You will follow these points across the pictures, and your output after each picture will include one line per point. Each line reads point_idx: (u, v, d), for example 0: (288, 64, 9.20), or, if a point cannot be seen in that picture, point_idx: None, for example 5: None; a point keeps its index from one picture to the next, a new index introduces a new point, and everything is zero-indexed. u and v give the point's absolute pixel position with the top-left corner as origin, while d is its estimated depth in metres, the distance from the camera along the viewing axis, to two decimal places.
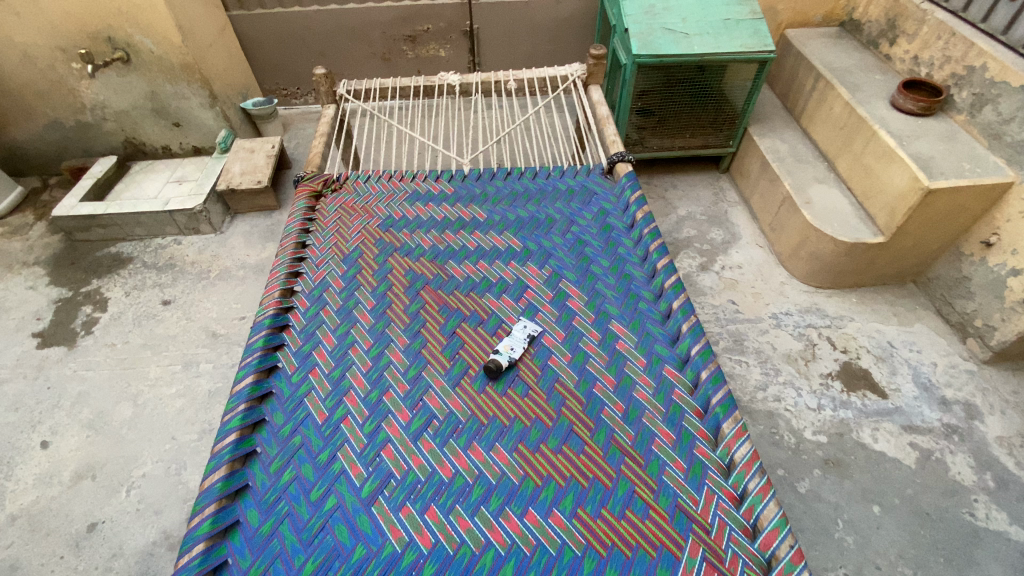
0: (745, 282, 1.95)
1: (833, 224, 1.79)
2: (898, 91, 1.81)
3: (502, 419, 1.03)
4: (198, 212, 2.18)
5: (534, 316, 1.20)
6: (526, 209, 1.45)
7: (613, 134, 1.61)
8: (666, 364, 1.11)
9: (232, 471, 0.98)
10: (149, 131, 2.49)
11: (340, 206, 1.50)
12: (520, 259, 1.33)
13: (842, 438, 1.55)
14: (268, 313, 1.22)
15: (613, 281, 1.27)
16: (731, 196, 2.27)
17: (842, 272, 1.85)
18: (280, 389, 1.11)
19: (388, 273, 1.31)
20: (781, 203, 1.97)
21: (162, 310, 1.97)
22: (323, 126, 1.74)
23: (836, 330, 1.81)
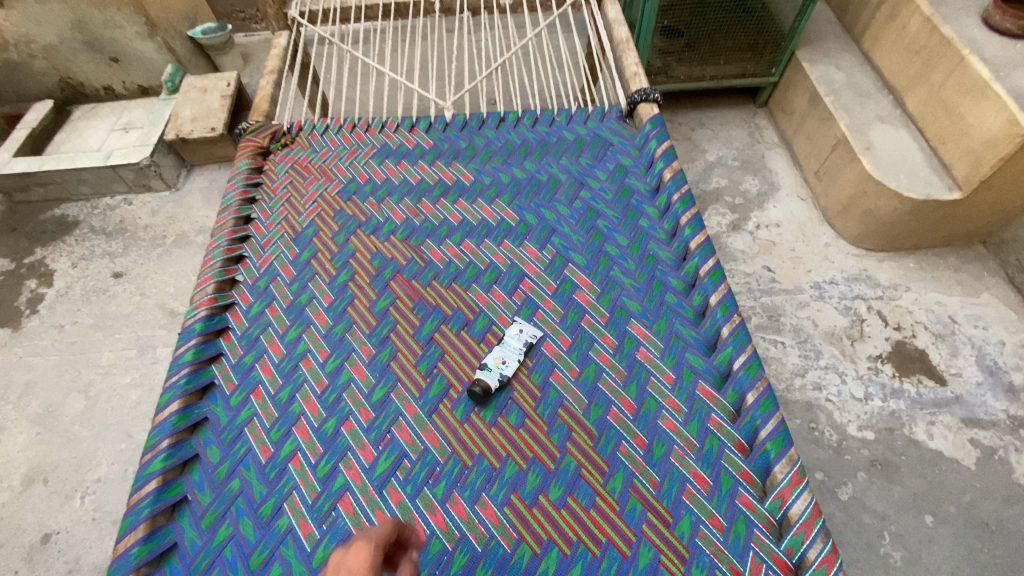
0: (783, 245, 1.66)
1: (899, 176, 1.48)
2: (995, 4, 1.42)
3: (492, 461, 0.81)
4: (146, 167, 1.88)
5: (532, 316, 0.95)
6: (522, 168, 1.14)
7: (634, 65, 1.27)
8: (700, 381, 0.87)
9: (153, 530, 0.78)
10: (84, 69, 2.18)
11: (292, 167, 1.21)
12: (516, 236, 1.05)
13: (892, 435, 1.33)
14: (200, 315, 0.97)
15: (633, 267, 0.99)
16: (769, 136, 1.92)
17: (901, 233, 1.56)
18: (215, 415, 0.89)
19: (350, 257, 1.04)
20: (833, 148, 1.64)
21: (113, 285, 1.74)
22: (273, 59, 1.39)
23: (889, 303, 1.55)
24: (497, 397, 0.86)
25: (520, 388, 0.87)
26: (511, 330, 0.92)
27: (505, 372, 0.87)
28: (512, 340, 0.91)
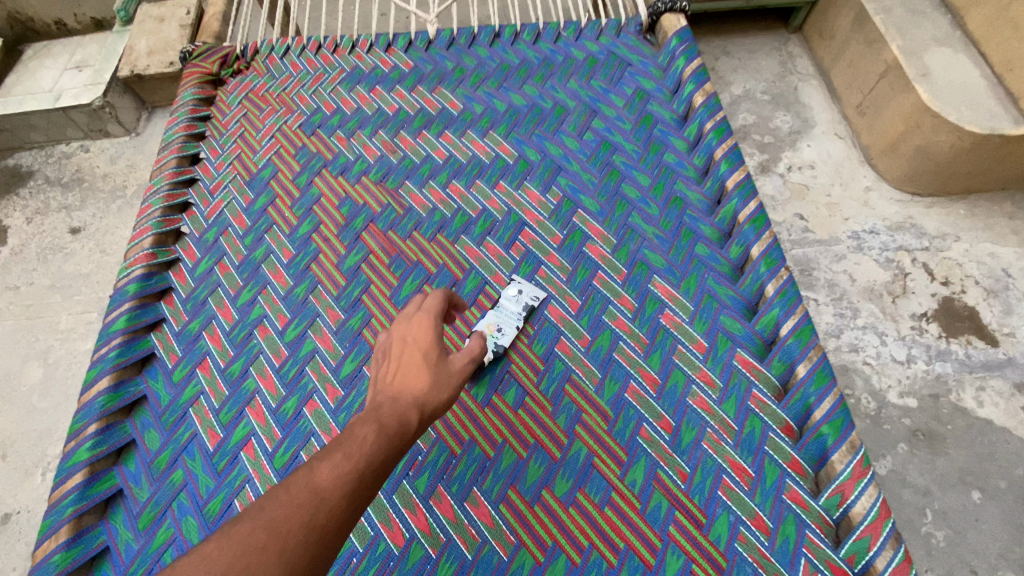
0: (818, 189, 1.47)
1: (961, 108, 1.27)
2: None
3: (485, 449, 0.67)
4: (99, 108, 1.68)
5: (534, 275, 0.79)
6: (521, 94, 0.95)
7: None
8: (738, 349, 0.71)
9: (79, 532, 0.65)
10: None
11: (246, 98, 1.01)
12: (513, 176, 0.87)
13: (937, 402, 1.19)
14: (135, 274, 0.81)
15: (657, 212, 0.82)
16: (804, 65, 1.69)
17: (954, 174, 1.36)
18: (155, 393, 0.75)
19: (314, 203, 0.86)
20: (882, 76, 1.42)
21: (70, 242, 1.58)
22: None
23: (936, 254, 1.37)
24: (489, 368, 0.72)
25: (517, 359, 0.73)
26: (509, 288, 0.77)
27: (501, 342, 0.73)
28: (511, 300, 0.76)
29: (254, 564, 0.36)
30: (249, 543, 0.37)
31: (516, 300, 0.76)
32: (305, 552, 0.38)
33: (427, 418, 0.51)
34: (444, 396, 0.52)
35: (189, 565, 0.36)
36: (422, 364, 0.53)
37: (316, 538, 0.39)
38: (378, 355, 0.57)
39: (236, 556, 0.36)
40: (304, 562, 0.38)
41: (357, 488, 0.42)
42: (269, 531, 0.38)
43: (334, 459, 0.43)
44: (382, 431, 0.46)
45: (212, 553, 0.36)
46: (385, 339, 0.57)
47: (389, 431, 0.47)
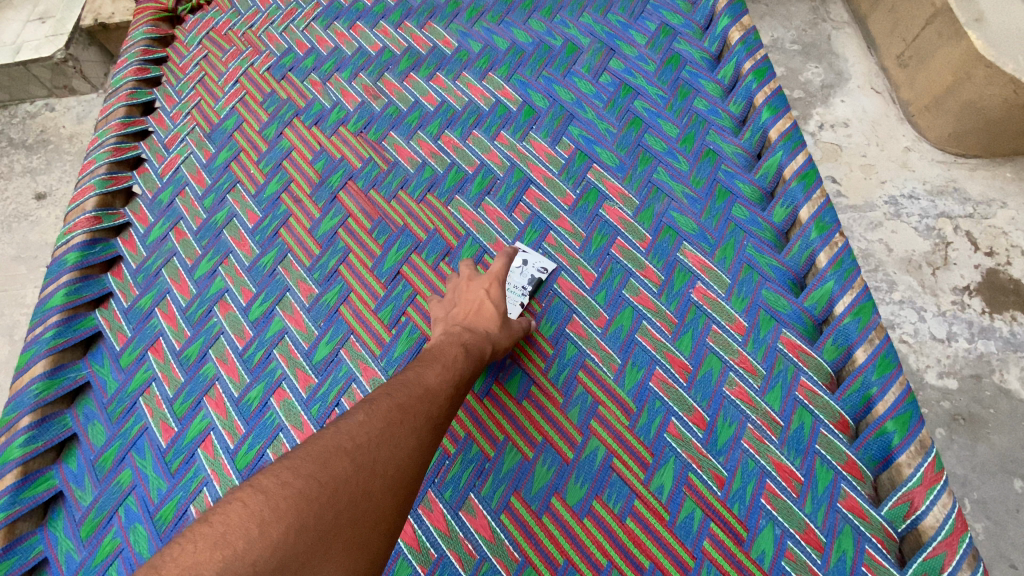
0: (852, 149, 1.34)
1: (1018, 57, 1.13)
2: None
3: (484, 448, 0.57)
4: (61, 62, 1.53)
5: (541, 242, 0.67)
6: (526, 30, 0.81)
7: None
8: (784, 330, 0.60)
9: (12, 541, 0.55)
10: None
11: (207, 37, 0.88)
12: (516, 125, 0.74)
13: (978, 384, 1.09)
14: (76, 240, 0.69)
15: (686, 167, 0.70)
16: (838, 12, 1.52)
17: (1004, 134, 1.22)
18: (100, 379, 0.64)
19: (284, 158, 0.74)
20: (929, 22, 1.27)
21: (36, 209, 1.46)
22: None
23: (981, 221, 1.24)
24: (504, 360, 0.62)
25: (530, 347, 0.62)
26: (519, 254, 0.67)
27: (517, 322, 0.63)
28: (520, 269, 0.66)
29: (397, 435, 0.42)
30: (391, 421, 0.42)
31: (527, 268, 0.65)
32: (428, 434, 0.44)
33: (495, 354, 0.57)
34: (510, 337, 0.58)
35: (344, 430, 0.40)
36: (495, 304, 0.58)
37: (433, 427, 0.45)
38: (447, 297, 0.61)
39: (385, 427, 0.41)
40: (428, 443, 0.44)
41: (454, 395, 0.50)
42: (403, 413, 0.43)
43: (435, 371, 0.50)
44: (467, 354, 0.53)
45: (363, 423, 0.41)
46: (452, 289, 0.62)
47: (473, 355, 0.54)
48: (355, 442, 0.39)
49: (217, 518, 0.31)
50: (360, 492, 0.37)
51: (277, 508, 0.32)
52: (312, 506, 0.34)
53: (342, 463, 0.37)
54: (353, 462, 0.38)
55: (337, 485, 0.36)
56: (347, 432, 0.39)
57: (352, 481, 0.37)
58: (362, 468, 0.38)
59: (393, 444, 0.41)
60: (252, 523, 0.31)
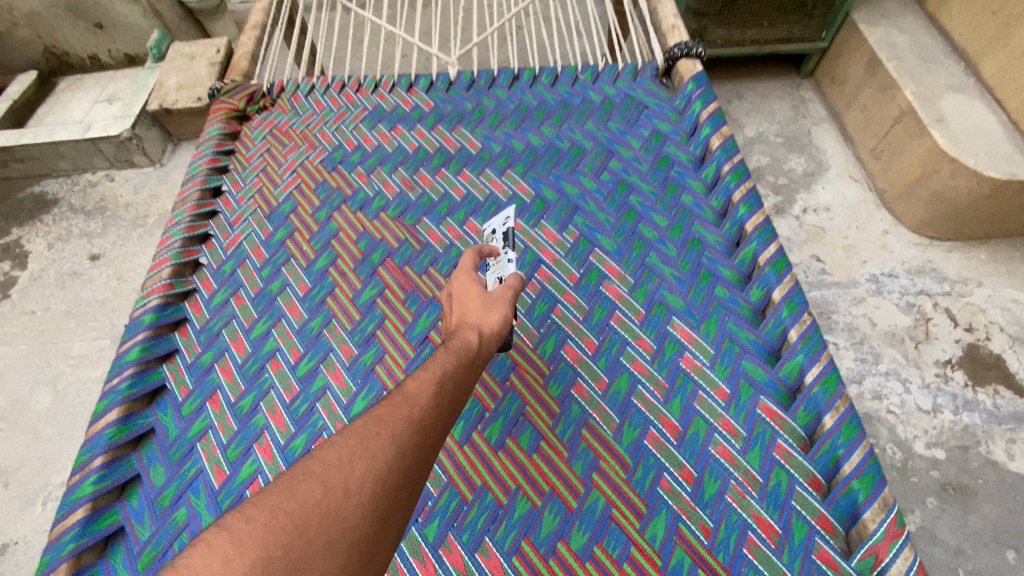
0: (834, 231, 1.47)
1: (978, 153, 1.26)
2: None
3: (498, 496, 0.65)
4: (126, 140, 1.73)
5: (550, 313, 0.78)
6: (539, 134, 0.97)
7: (673, 15, 1.08)
8: (762, 397, 0.69)
9: (77, 570, 0.63)
10: (69, 35, 2.02)
11: (271, 133, 1.04)
12: (530, 214, 0.88)
13: (966, 454, 1.14)
14: (151, 304, 0.81)
15: (675, 253, 0.82)
16: (816, 110, 1.71)
17: (973, 219, 1.34)
18: (163, 426, 0.73)
19: (332, 238, 0.87)
20: (896, 121, 1.43)
21: (89, 268, 1.60)
22: (256, 13, 1.22)
23: (958, 299, 1.34)
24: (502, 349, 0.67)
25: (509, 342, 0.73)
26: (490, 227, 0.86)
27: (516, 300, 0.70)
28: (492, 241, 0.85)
29: (371, 448, 0.41)
30: (364, 434, 0.41)
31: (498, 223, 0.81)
32: (409, 438, 0.43)
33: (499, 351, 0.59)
34: (497, 309, 0.60)
35: (317, 455, 0.40)
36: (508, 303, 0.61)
37: (416, 430, 0.44)
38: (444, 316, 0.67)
39: (355, 443, 0.41)
40: (411, 449, 0.43)
41: (440, 392, 0.48)
42: (377, 424, 0.43)
43: (419, 375, 0.49)
44: (450, 352, 0.53)
45: (336, 442, 0.41)
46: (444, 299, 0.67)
47: (455, 351, 0.53)
48: (326, 464, 0.39)
49: (186, 561, 0.34)
50: (333, 513, 0.37)
51: (242, 547, 0.34)
52: (278, 536, 0.35)
53: (310, 488, 0.38)
54: (323, 485, 0.38)
55: (306, 511, 0.36)
56: (317, 456, 0.40)
57: (319, 506, 0.37)
58: (332, 489, 0.38)
59: (368, 457, 0.40)
60: (215, 562, 0.33)
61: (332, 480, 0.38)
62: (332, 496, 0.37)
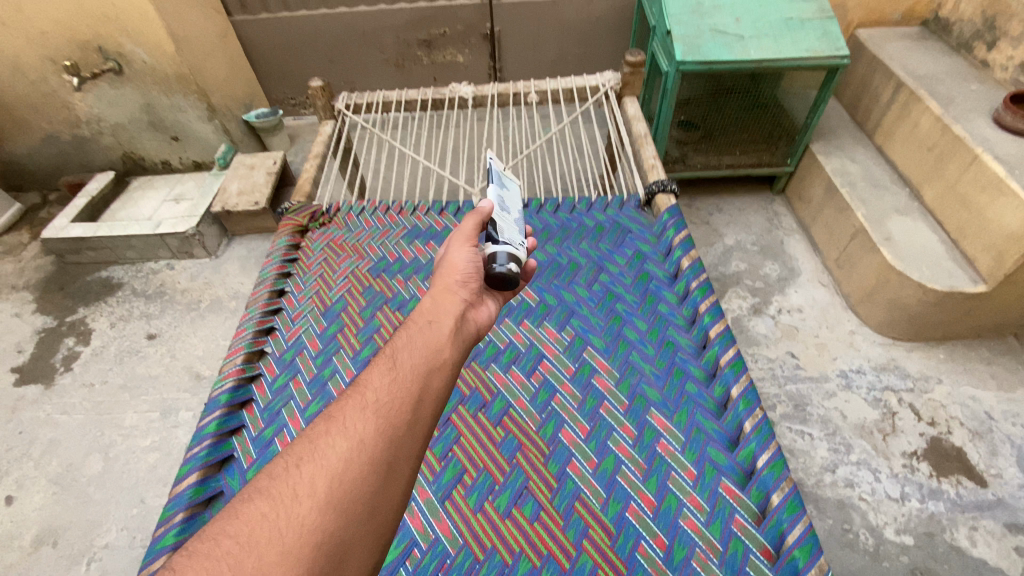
0: (807, 330, 1.66)
1: (922, 267, 1.46)
2: (1005, 105, 1.47)
3: (504, 556, 0.79)
4: (191, 236, 2.00)
5: (550, 401, 0.96)
6: (545, 252, 1.22)
7: (653, 157, 1.35)
8: (723, 478, 0.84)
9: None
10: (147, 145, 2.31)
11: (327, 245, 1.28)
12: (535, 317, 1.10)
13: (932, 541, 1.24)
14: (227, 386, 1.00)
15: (652, 352, 1.01)
16: (788, 223, 1.97)
17: (927, 324, 1.52)
18: (230, 489, 0.89)
19: (375, 332, 1.07)
20: (853, 237, 1.65)
21: (146, 346, 1.81)
22: (317, 145, 1.51)
23: (920, 395, 1.49)
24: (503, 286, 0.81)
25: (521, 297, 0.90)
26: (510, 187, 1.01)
27: (507, 245, 0.82)
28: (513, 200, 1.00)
29: (318, 455, 0.52)
30: (310, 449, 0.53)
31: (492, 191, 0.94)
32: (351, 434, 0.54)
33: (468, 301, 0.76)
34: (459, 261, 0.80)
35: (274, 474, 0.51)
36: (467, 253, 0.80)
37: (356, 427, 0.55)
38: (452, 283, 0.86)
39: (303, 455, 0.53)
40: (355, 440, 0.54)
41: (377, 388, 0.59)
42: (322, 436, 0.54)
43: (372, 373, 0.62)
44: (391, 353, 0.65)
45: (287, 461, 0.52)
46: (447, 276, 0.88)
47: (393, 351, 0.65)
48: (275, 482, 0.50)
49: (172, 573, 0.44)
50: (288, 515, 0.47)
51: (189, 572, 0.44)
52: (223, 561, 0.44)
53: (259, 506, 0.49)
54: (268, 502, 0.49)
55: (262, 520, 0.47)
56: (274, 473, 0.51)
57: (274, 511, 0.48)
58: (279, 503, 0.49)
59: (315, 462, 0.52)
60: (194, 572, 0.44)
61: (278, 495, 0.49)
62: (277, 510, 0.48)
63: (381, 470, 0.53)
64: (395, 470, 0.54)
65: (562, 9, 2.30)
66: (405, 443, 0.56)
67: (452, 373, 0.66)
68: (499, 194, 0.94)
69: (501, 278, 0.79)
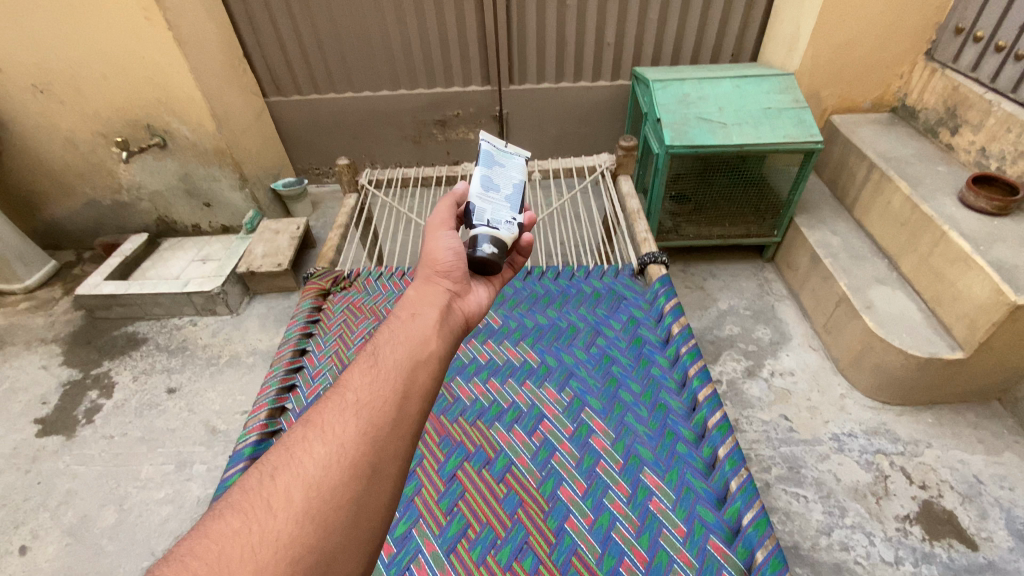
0: (799, 393, 1.72)
1: (902, 334, 1.55)
2: (967, 187, 1.61)
3: None
4: (216, 295, 2.14)
5: (550, 459, 1.04)
6: (546, 315, 1.34)
7: (645, 231, 1.49)
8: (711, 535, 0.90)
9: None
10: (180, 210, 2.50)
11: (347, 308, 1.39)
12: (537, 377, 1.19)
13: None
14: (250, 440, 1.08)
15: (646, 413, 1.09)
16: (778, 289, 2.08)
17: (912, 388, 1.59)
18: None
19: None
20: (838, 304, 1.76)
21: (166, 400, 1.89)
22: (342, 216, 1.66)
23: (911, 459, 1.53)
24: (486, 267, 0.95)
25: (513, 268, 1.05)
26: (504, 162, 1.13)
27: (484, 227, 0.97)
28: (507, 173, 1.12)
29: (297, 468, 0.60)
30: (289, 462, 0.61)
31: (478, 172, 1.08)
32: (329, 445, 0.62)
33: (451, 289, 0.89)
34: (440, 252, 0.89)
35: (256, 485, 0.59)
36: (446, 244, 0.90)
37: (335, 435, 0.63)
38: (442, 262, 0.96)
39: (283, 467, 0.60)
40: (333, 451, 0.62)
41: (354, 399, 0.68)
42: (300, 450, 0.62)
43: (355, 381, 0.71)
44: (373, 360, 0.74)
45: (267, 474, 0.60)
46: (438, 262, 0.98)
47: (371, 361, 0.74)
48: (246, 498, 0.57)
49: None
50: (267, 523, 0.55)
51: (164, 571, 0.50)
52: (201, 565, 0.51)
53: (233, 520, 0.56)
54: (238, 518, 0.56)
55: (240, 530, 0.54)
56: (257, 485, 0.59)
57: (254, 520, 0.55)
58: (251, 518, 0.56)
59: (294, 474, 0.59)
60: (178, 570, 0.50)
61: (249, 510, 0.56)
62: (247, 525, 0.55)
63: (363, 471, 0.61)
64: (376, 470, 0.62)
65: (565, 94, 2.54)
66: (383, 446, 0.64)
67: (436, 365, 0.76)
68: (485, 174, 1.08)
69: (481, 261, 0.94)
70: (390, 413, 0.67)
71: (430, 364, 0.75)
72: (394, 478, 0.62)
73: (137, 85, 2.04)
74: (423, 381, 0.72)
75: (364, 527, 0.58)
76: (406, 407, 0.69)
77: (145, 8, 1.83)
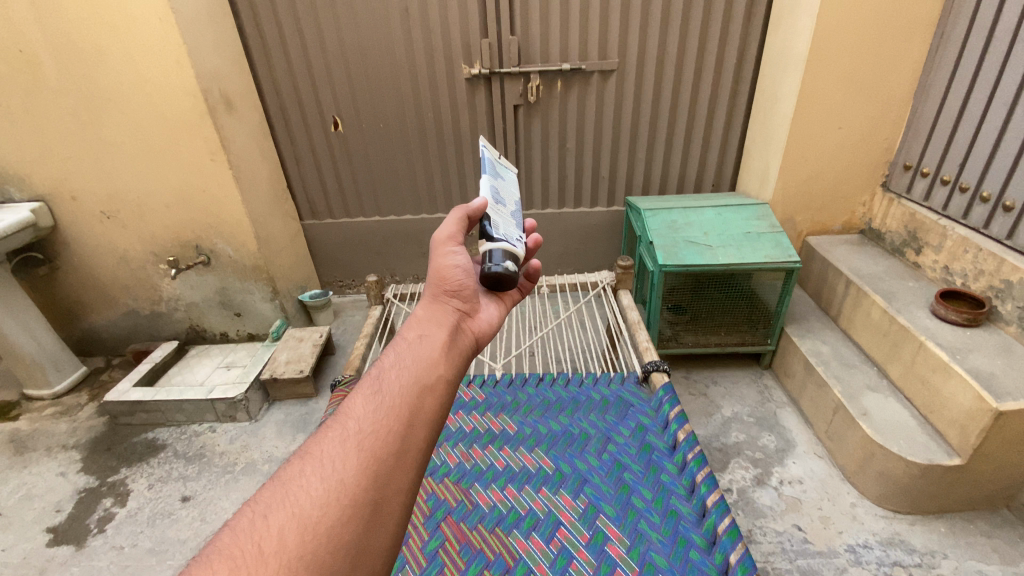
0: (810, 502, 1.74)
1: (900, 441, 1.61)
2: (937, 301, 1.78)
3: None
4: (238, 401, 2.23)
5: (568, 566, 1.08)
6: (559, 421, 1.44)
7: (646, 340, 1.64)
8: None
9: None
10: (212, 320, 2.68)
11: None
12: (553, 483, 1.26)
13: None
14: None
15: (659, 520, 1.15)
16: (779, 396, 2.18)
17: (918, 496, 1.62)
18: None
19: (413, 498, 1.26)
20: (835, 410, 1.84)
21: (179, 509, 1.90)
22: (369, 326, 1.83)
23: (930, 571, 1.51)
24: (500, 282, 1.02)
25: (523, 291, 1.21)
26: (502, 176, 1.28)
27: (501, 243, 1.03)
28: (507, 188, 1.27)
29: (295, 510, 0.63)
30: (285, 504, 0.64)
31: (486, 184, 1.18)
32: (328, 484, 0.65)
33: (461, 309, 1.01)
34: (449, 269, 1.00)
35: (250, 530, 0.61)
36: (452, 262, 1.00)
37: (336, 473, 0.67)
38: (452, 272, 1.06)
39: (279, 509, 0.63)
40: (331, 492, 0.65)
41: (355, 436, 0.71)
42: (297, 490, 0.65)
43: (355, 412, 0.75)
44: (375, 390, 0.79)
45: (257, 516, 0.63)
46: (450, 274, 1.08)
47: (371, 394, 0.78)
48: (235, 544, 0.60)
49: None
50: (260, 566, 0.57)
51: None
52: None
53: (220, 568, 0.57)
54: (228, 565, 0.57)
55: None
56: (252, 527, 0.62)
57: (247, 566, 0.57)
58: (239, 565, 0.58)
59: (291, 517, 0.62)
60: None
61: (236, 558, 0.58)
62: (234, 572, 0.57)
63: (370, 509, 0.65)
64: (382, 507, 0.66)
65: (568, 218, 2.84)
66: (385, 481, 0.68)
67: (441, 396, 0.82)
68: (492, 185, 1.18)
69: (496, 275, 1.01)
70: (394, 443, 0.72)
71: (436, 389, 0.82)
72: (397, 516, 0.66)
73: (193, 212, 2.33)
74: (429, 409, 0.78)
75: (363, 570, 0.61)
76: (409, 437, 0.74)
77: (212, 153, 2.17)
